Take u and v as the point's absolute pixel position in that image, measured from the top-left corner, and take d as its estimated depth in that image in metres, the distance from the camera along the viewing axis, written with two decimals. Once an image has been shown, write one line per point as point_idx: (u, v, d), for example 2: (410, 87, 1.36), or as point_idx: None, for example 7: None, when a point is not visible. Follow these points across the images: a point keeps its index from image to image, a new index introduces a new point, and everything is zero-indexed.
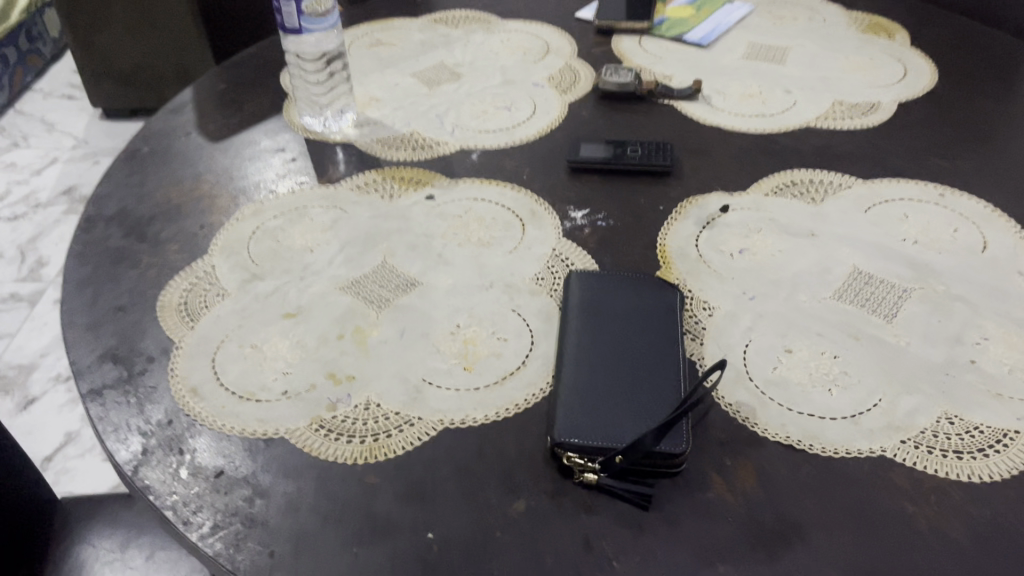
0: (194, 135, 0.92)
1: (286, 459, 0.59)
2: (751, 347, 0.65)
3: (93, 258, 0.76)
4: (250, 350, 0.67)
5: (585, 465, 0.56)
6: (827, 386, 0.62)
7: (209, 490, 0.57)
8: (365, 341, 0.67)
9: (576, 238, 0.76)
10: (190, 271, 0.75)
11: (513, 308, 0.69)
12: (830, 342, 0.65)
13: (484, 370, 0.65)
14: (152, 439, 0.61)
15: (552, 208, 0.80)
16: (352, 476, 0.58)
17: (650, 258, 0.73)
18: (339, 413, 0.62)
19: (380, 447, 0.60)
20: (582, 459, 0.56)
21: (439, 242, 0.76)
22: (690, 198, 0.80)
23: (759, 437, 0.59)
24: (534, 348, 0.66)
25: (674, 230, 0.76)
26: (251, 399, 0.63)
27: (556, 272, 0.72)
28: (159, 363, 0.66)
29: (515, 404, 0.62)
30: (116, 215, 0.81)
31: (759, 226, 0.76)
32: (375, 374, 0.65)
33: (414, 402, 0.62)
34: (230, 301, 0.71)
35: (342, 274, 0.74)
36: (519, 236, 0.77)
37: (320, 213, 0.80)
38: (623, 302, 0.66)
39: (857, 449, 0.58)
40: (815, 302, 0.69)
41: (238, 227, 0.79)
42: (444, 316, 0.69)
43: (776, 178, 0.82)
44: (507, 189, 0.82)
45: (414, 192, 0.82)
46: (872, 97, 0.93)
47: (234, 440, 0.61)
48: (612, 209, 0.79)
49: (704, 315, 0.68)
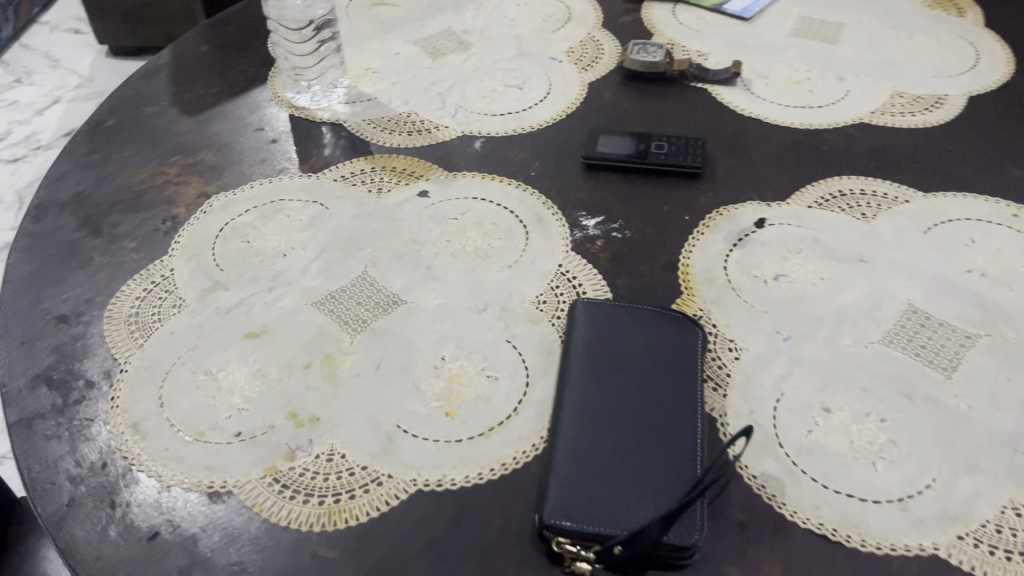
0: (166, 107, 0.82)
1: (231, 520, 0.51)
2: (782, 404, 0.56)
3: (38, 254, 0.67)
4: (203, 377, 0.59)
5: (577, 553, 0.47)
6: (871, 458, 0.53)
7: (140, 556, 0.50)
8: (336, 373, 0.58)
9: (586, 253, 0.66)
10: (146, 275, 0.66)
11: (508, 339, 0.60)
12: (877, 401, 0.56)
13: (468, 417, 0.56)
14: (82, 488, 0.53)
15: (561, 212, 0.70)
16: (307, 548, 0.50)
17: (671, 282, 0.64)
18: (298, 464, 0.54)
19: (341, 511, 0.51)
20: (574, 546, 0.48)
21: (429, 250, 0.67)
22: (721, 209, 0.69)
23: (786, 521, 0.50)
24: (528, 391, 0.57)
25: (700, 249, 0.66)
26: (199, 441, 0.55)
27: (560, 295, 0.63)
28: (99, 389, 0.58)
29: (502, 464, 0.53)
30: (70, 200, 0.72)
31: (800, 247, 0.66)
32: (344, 416, 0.56)
33: (385, 455, 0.54)
34: (186, 314, 0.63)
35: (317, 286, 0.64)
36: (521, 248, 0.67)
37: (297, 207, 0.71)
38: (635, 342, 0.56)
39: (905, 545, 0.49)
40: (862, 347, 0.59)
41: (204, 222, 0.70)
42: (428, 346, 0.60)
43: (822, 187, 0.71)
44: (512, 187, 0.72)
45: (406, 187, 0.73)
46: (937, 88, 0.81)
47: (174, 493, 0.52)
48: (630, 219, 0.69)
49: (730, 359, 0.58)
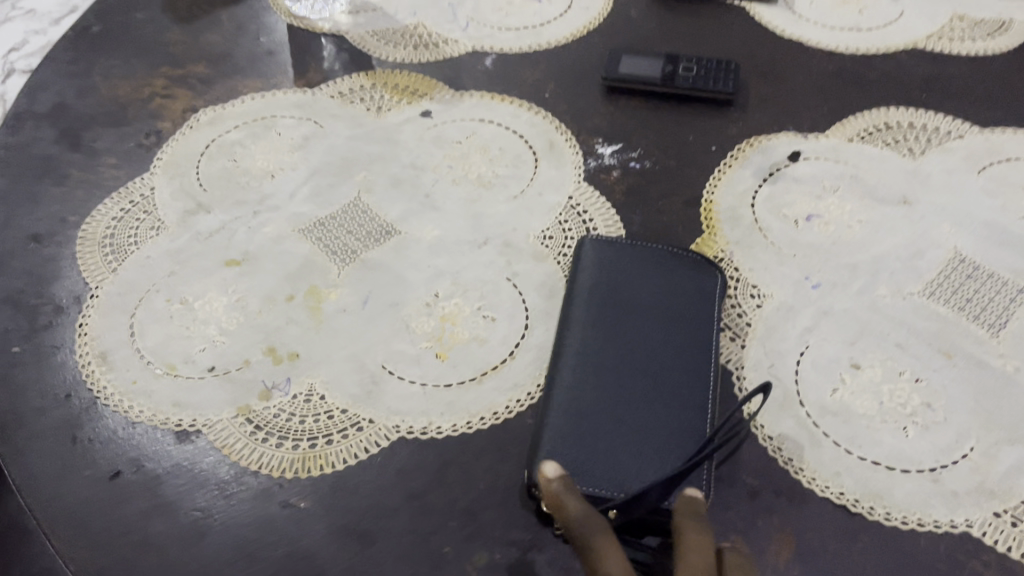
0: (157, 12, 0.76)
1: (199, 463, 0.47)
2: (806, 358, 0.50)
3: (12, 168, 0.63)
4: (178, 305, 0.54)
5: None
6: (902, 423, 0.47)
7: (100, 497, 0.46)
8: (320, 306, 0.54)
9: (600, 185, 0.60)
10: (124, 193, 0.61)
11: (508, 278, 0.55)
12: (913, 359, 0.50)
13: (460, 360, 0.51)
14: (43, 420, 0.49)
15: (576, 139, 0.64)
16: (278, 496, 0.46)
17: (690, 220, 0.58)
18: (273, 404, 0.49)
19: (315, 457, 0.47)
20: None
21: (429, 177, 0.62)
22: (751, 140, 0.63)
23: (802, 489, 0.45)
24: (527, 336, 0.52)
25: (725, 184, 0.60)
26: (169, 374, 0.51)
27: (569, 230, 0.58)
28: (68, 316, 0.54)
29: (494, 413, 0.49)
30: (49, 112, 0.67)
31: (836, 185, 0.60)
32: (326, 354, 0.52)
33: (367, 397, 0.50)
34: (164, 238, 0.58)
35: (305, 212, 0.60)
36: (529, 177, 0.61)
37: (290, 126, 0.65)
38: (647, 285, 0.51)
39: (934, 520, 0.44)
40: (899, 298, 0.53)
41: (189, 138, 0.65)
42: (421, 282, 0.55)
43: (866, 119, 0.64)
44: (523, 109, 0.66)
45: (408, 106, 0.67)
46: (1003, 12, 0.73)
47: (140, 430, 0.49)
48: (650, 149, 0.63)
49: (751, 307, 0.53)
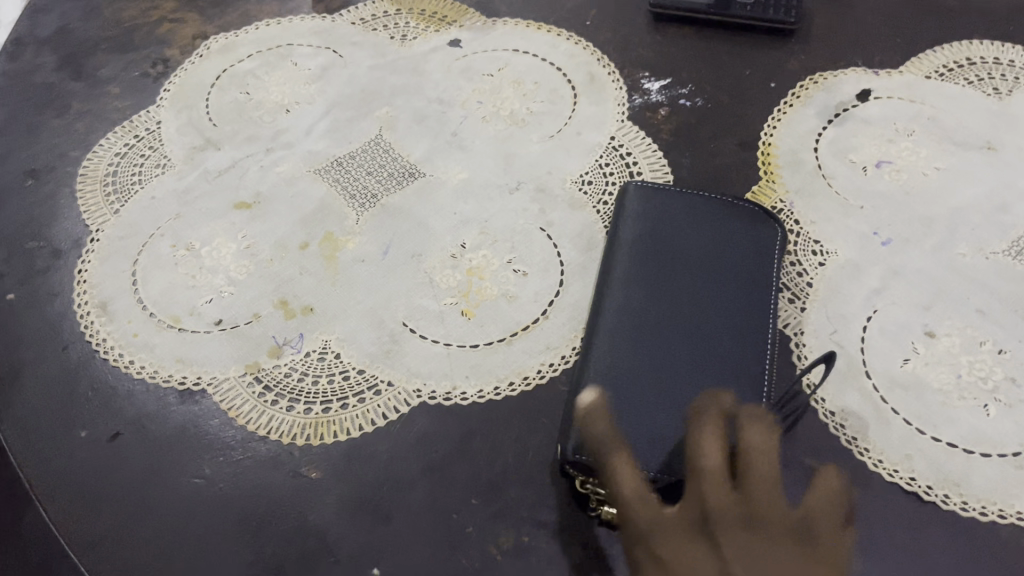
0: None
1: (203, 425, 0.44)
2: (874, 324, 0.45)
3: (10, 99, 0.59)
4: (184, 251, 0.50)
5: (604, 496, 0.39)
6: (983, 400, 0.42)
7: (96, 458, 0.43)
8: (336, 256, 0.50)
9: (645, 123, 0.55)
10: (128, 127, 0.57)
11: (542, 228, 0.50)
12: (996, 328, 0.45)
13: (487, 318, 0.47)
14: (39, 373, 0.46)
15: (620, 73, 0.58)
16: (287, 464, 0.42)
17: (745, 165, 0.52)
18: (284, 362, 0.45)
19: (329, 423, 0.43)
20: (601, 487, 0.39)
21: (457, 113, 0.56)
22: (816, 76, 0.56)
23: (866, 473, 0.41)
24: (561, 293, 0.47)
25: (785, 125, 0.54)
26: (173, 326, 0.47)
27: (610, 173, 0.52)
28: (66, 260, 0.50)
29: (524, 378, 0.44)
30: (51, 37, 0.62)
31: (911, 127, 0.53)
32: (341, 308, 0.47)
33: (386, 357, 0.45)
34: (170, 176, 0.54)
35: (322, 150, 0.55)
36: (567, 114, 0.56)
37: (307, 54, 0.60)
38: (697, 240, 0.46)
39: (1017, 513, 0.39)
40: (981, 258, 0.47)
41: (198, 67, 0.60)
42: (446, 231, 0.50)
43: (946, 53, 0.57)
44: (561, 38, 0.60)
45: (435, 33, 0.61)
46: None
47: (141, 387, 0.45)
48: (702, 84, 0.57)
49: (812, 264, 0.48)
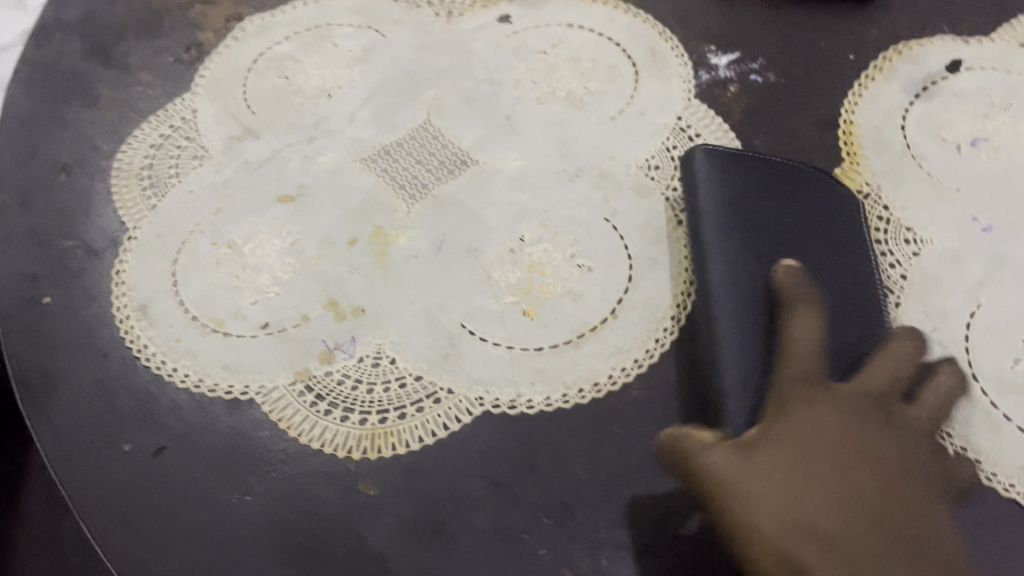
0: None
1: (253, 438, 0.41)
2: (978, 322, 0.41)
3: (38, 90, 0.56)
4: (226, 249, 0.47)
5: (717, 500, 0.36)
6: None
7: (140, 473, 0.40)
8: (387, 252, 0.46)
9: (714, 102, 0.51)
10: (162, 117, 0.53)
11: (606, 219, 0.47)
12: None
13: (552, 319, 0.43)
14: (78, 382, 0.43)
15: (684, 47, 0.53)
16: (343, 481, 0.39)
17: (825, 145, 0.48)
18: (336, 369, 0.42)
19: (387, 434, 0.40)
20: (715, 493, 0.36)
21: (510, 94, 0.53)
22: (899, 47, 0.52)
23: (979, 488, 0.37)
24: (631, 290, 0.44)
25: (867, 101, 0.50)
26: (217, 331, 0.44)
27: (677, 157, 0.49)
28: (102, 260, 0.47)
29: (595, 384, 0.41)
30: (78, 23, 0.59)
31: (1007, 101, 0.49)
32: (395, 310, 0.44)
33: (444, 362, 0.42)
34: (208, 168, 0.51)
35: (367, 138, 0.51)
36: (629, 93, 0.52)
37: (348, 35, 0.56)
38: (788, 213, 0.42)
39: None
40: None
41: (234, 52, 0.56)
42: (504, 224, 0.47)
43: None
44: (618, 11, 0.56)
45: (483, 9, 0.57)
46: None
47: (185, 397, 0.42)
48: (773, 57, 0.52)
49: (904, 253, 0.44)
